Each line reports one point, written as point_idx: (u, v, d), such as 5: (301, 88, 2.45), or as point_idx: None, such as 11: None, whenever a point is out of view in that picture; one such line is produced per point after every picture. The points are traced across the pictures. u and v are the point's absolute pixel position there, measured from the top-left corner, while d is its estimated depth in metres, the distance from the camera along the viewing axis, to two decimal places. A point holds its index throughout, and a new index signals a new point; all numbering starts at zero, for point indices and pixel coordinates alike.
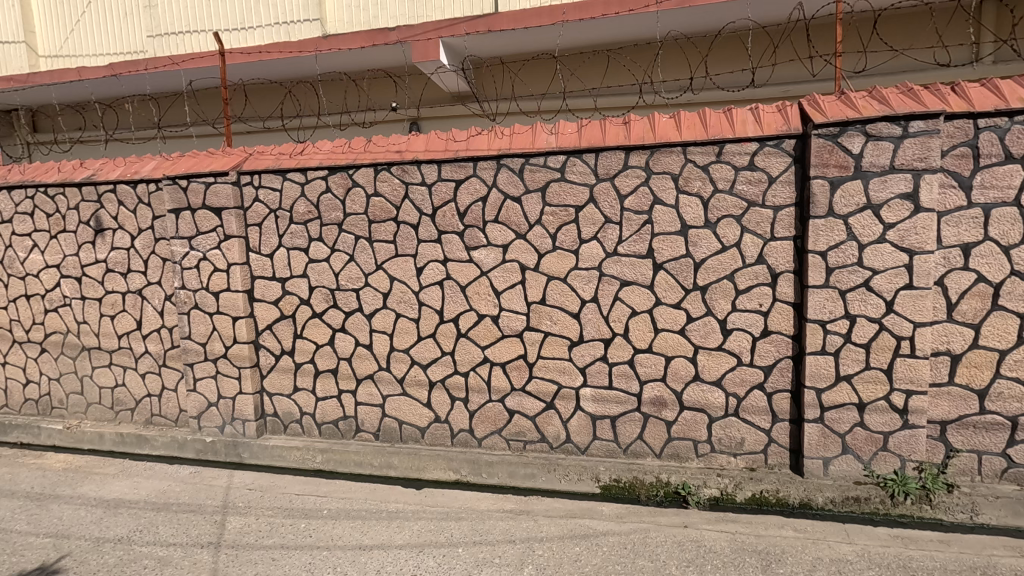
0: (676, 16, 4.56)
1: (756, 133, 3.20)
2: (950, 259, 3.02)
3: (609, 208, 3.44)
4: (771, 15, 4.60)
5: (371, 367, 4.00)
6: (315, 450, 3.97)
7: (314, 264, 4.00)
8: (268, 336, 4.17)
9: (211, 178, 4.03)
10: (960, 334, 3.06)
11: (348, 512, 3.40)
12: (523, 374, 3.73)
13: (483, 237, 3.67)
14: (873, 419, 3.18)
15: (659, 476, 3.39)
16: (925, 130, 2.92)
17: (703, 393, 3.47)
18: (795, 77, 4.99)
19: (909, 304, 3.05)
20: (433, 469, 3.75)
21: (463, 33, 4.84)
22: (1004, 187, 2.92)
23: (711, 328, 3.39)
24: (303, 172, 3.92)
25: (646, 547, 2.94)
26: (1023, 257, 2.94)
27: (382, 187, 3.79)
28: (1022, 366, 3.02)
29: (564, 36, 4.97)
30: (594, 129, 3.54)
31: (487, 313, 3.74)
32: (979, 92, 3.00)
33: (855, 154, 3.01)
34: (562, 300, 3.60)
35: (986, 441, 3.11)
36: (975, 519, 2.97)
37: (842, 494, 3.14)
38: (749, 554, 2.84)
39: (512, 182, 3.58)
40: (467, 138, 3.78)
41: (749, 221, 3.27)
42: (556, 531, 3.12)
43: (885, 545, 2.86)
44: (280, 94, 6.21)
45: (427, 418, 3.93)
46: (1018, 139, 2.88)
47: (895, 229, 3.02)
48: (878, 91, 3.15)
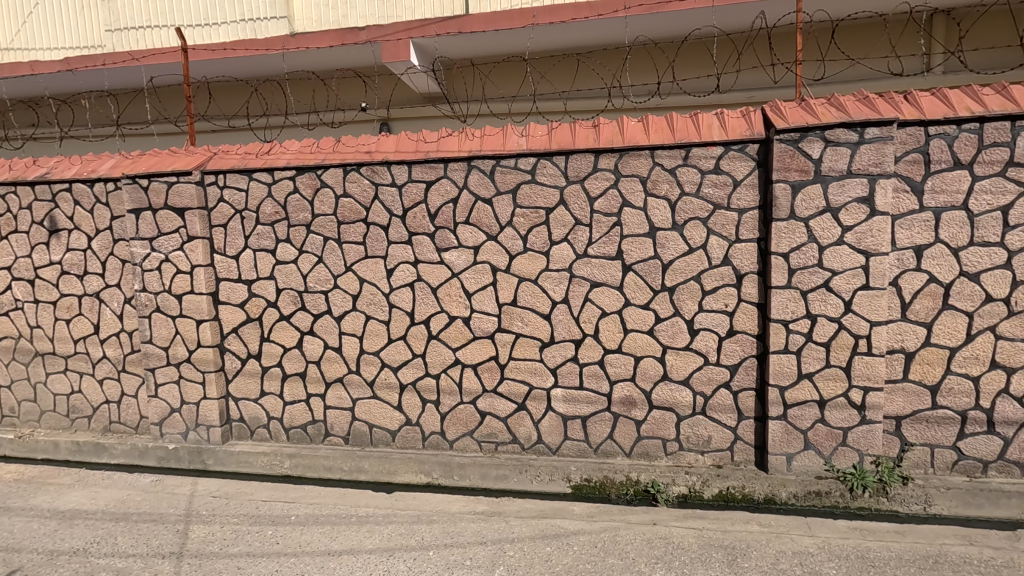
0: (644, 21, 4.64)
1: (722, 137, 3.28)
2: (903, 260, 3.15)
3: (579, 210, 3.48)
4: (735, 23, 4.73)
5: (340, 370, 3.95)
6: (283, 455, 3.91)
7: (281, 266, 3.93)
8: (233, 339, 4.08)
9: (173, 178, 3.93)
10: (914, 333, 3.19)
11: (317, 518, 3.35)
12: (494, 375, 3.74)
13: (454, 238, 3.67)
14: (833, 415, 3.30)
15: (629, 475, 3.45)
16: (880, 136, 3.04)
17: (671, 392, 3.53)
18: (759, 83, 5.11)
19: (866, 304, 3.17)
20: (404, 472, 3.73)
21: (433, 34, 4.84)
22: (953, 192, 3.06)
23: (679, 328, 3.46)
24: (270, 172, 3.85)
25: (615, 545, 2.97)
26: (971, 258, 3.08)
27: (351, 188, 3.75)
28: (971, 363, 3.16)
29: (533, 40, 5.02)
30: (565, 132, 3.58)
31: (459, 314, 3.73)
32: (929, 101, 3.13)
33: (815, 159, 3.12)
34: (533, 301, 3.62)
35: (938, 435, 3.24)
36: (928, 510, 3.10)
37: (804, 488, 3.24)
38: (716, 549, 2.90)
39: (483, 183, 3.58)
40: (438, 139, 3.77)
41: (715, 224, 3.34)
42: (527, 531, 3.14)
43: (845, 537, 2.96)
44: (245, 92, 6.08)
45: (398, 421, 3.91)
46: (966, 146, 3.01)
47: (853, 231, 3.14)
48: (836, 98, 3.26)
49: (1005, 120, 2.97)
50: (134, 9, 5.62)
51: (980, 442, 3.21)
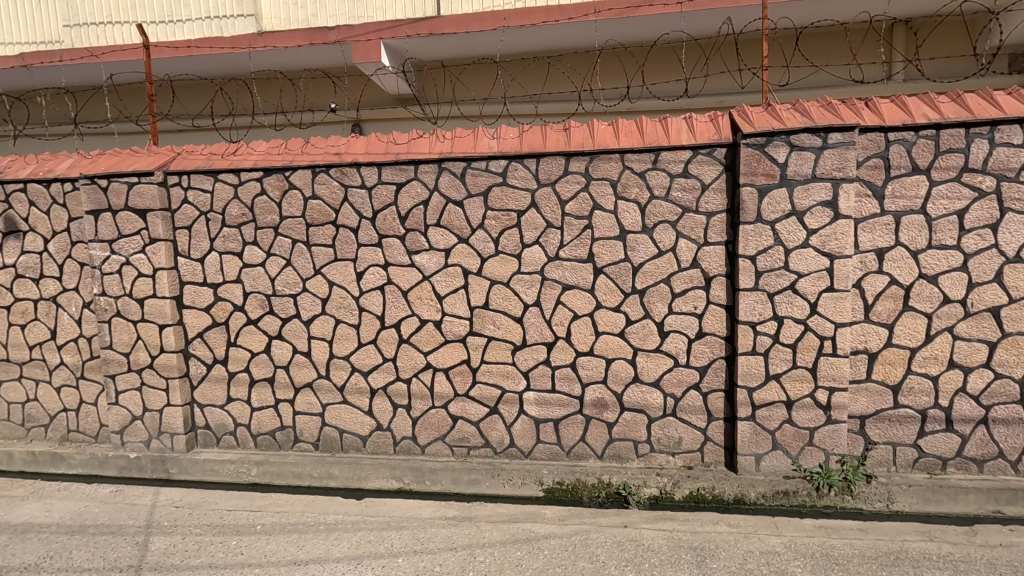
0: (615, 25, 4.68)
1: (690, 141, 3.32)
2: (866, 263, 3.22)
3: (551, 213, 3.48)
4: (702, 29, 4.81)
5: (310, 375, 3.88)
6: (250, 462, 3.81)
7: (248, 269, 3.84)
8: (198, 344, 3.97)
9: (135, 178, 3.81)
10: (876, 334, 3.27)
11: (284, 527, 3.28)
12: (466, 379, 3.72)
13: (425, 241, 3.64)
14: (799, 415, 3.35)
15: (600, 477, 3.45)
16: (843, 141, 3.11)
17: (642, 394, 3.55)
18: (726, 88, 5.20)
19: (831, 306, 3.24)
20: (375, 478, 3.67)
21: (404, 35, 4.80)
22: (912, 197, 3.14)
23: (649, 330, 3.49)
24: (236, 174, 3.77)
25: (586, 549, 2.97)
26: (930, 261, 3.17)
27: (319, 190, 3.69)
28: (931, 363, 3.25)
29: (505, 43, 5.03)
30: (535, 135, 3.58)
31: (430, 317, 3.70)
32: (889, 107, 3.22)
33: (780, 163, 3.17)
34: (505, 304, 3.61)
35: (900, 433, 3.33)
36: (891, 507, 3.18)
37: (772, 488, 3.29)
38: (685, 550, 2.92)
39: (453, 186, 3.56)
40: (408, 141, 3.74)
41: (684, 227, 3.38)
42: (499, 536, 3.12)
43: (811, 536, 3.01)
44: (211, 91, 5.94)
45: (368, 426, 3.85)
46: (923, 152, 3.11)
47: (818, 234, 3.20)
48: (800, 104, 3.33)
49: (960, 127, 3.07)
50: (94, 4, 5.46)
51: (939, 440, 3.30)
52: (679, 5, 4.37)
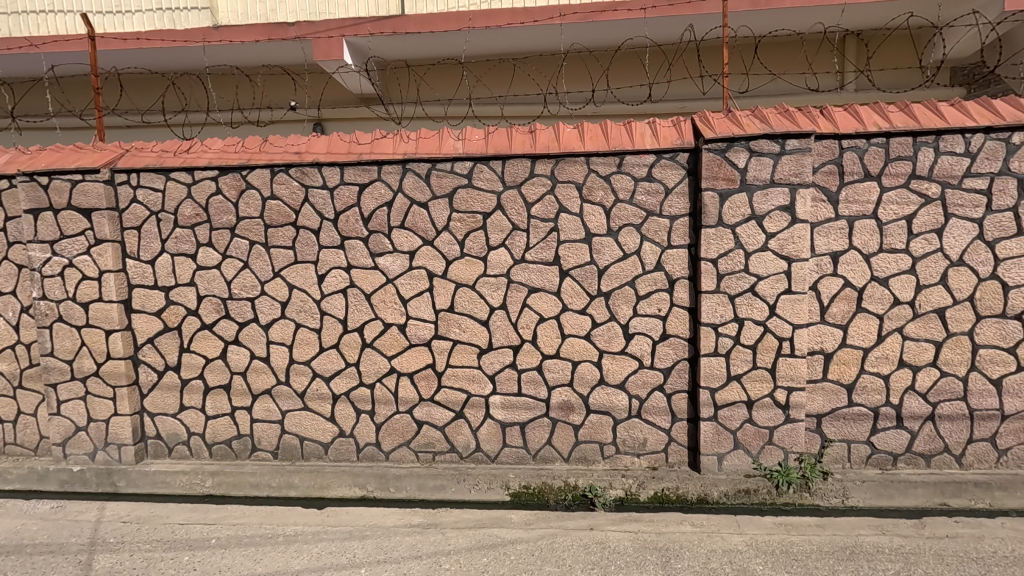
0: (579, 29, 4.72)
1: (654, 146, 3.36)
2: (822, 266, 3.33)
3: (517, 215, 3.47)
4: (664, 35, 4.88)
5: (269, 382, 3.75)
6: (204, 473, 3.66)
7: (202, 272, 3.69)
8: (148, 350, 3.80)
9: (79, 176, 3.61)
10: (832, 335, 3.38)
11: (240, 540, 3.16)
12: (431, 384, 3.66)
13: (389, 243, 3.57)
14: (759, 415, 3.43)
15: (566, 480, 3.44)
16: (799, 148, 3.21)
17: (607, 396, 3.57)
18: (687, 94, 5.31)
19: (789, 308, 3.33)
20: (338, 486, 3.57)
21: (367, 33, 4.72)
22: (864, 202, 3.26)
23: (615, 332, 3.51)
24: (189, 172, 3.62)
25: (553, 553, 2.96)
26: (881, 264, 3.29)
27: (278, 191, 3.58)
28: (883, 363, 3.37)
29: (469, 45, 5.00)
30: (501, 137, 3.56)
31: (394, 321, 3.63)
32: (843, 116, 3.34)
33: (740, 168, 3.25)
34: (470, 307, 3.57)
35: (854, 431, 3.44)
36: (846, 502, 3.28)
37: (734, 487, 3.35)
38: (650, 551, 2.95)
39: (418, 187, 3.51)
40: (372, 141, 3.67)
41: (648, 230, 3.42)
42: (465, 542, 3.08)
43: (771, 533, 3.08)
44: (162, 86, 5.72)
45: (330, 433, 3.75)
46: (875, 159, 3.23)
47: (776, 238, 3.28)
48: (759, 110, 3.42)
49: (907, 136, 3.20)
50: None
51: (890, 437, 3.42)
52: (643, 11, 4.45)
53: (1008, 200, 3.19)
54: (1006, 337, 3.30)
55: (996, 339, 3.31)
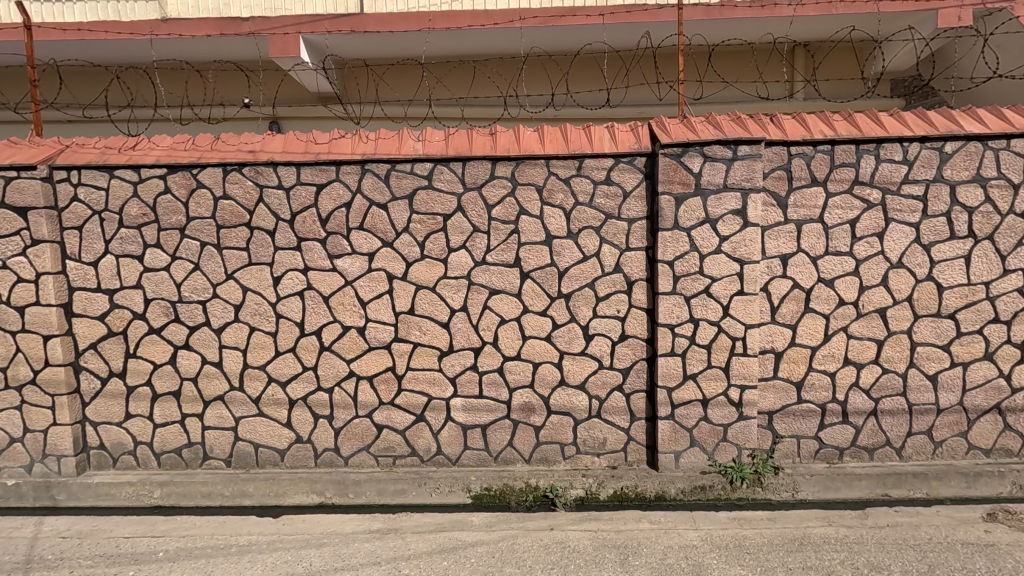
0: (538, 34, 4.76)
1: (612, 149, 3.42)
2: (772, 268, 3.45)
3: (477, 216, 3.47)
4: (623, 41, 4.97)
5: (221, 388, 3.63)
6: (152, 483, 3.51)
7: (150, 274, 3.55)
8: (91, 356, 3.62)
9: (14, 172, 3.41)
10: (782, 334, 3.51)
11: (189, 552, 3.04)
12: (391, 387, 3.62)
13: (347, 245, 3.51)
14: (715, 413, 3.52)
15: (527, 481, 3.46)
16: (750, 154, 3.32)
17: (568, 397, 3.60)
18: (644, 100, 5.42)
19: (741, 309, 3.44)
20: (294, 494, 3.48)
21: (324, 31, 4.64)
22: (812, 207, 3.40)
23: (575, 333, 3.55)
24: (135, 170, 3.48)
25: (513, 554, 2.97)
26: (827, 266, 3.44)
27: (231, 190, 3.48)
28: (830, 361, 3.52)
29: (428, 46, 4.98)
30: (462, 139, 3.56)
31: (353, 324, 3.57)
32: (791, 123, 3.47)
33: (695, 173, 3.33)
34: (430, 309, 3.55)
35: (803, 426, 3.58)
36: (796, 496, 3.40)
37: (691, 483, 3.43)
38: (609, 549, 2.99)
39: (377, 188, 3.46)
40: (330, 140, 3.60)
41: (607, 233, 3.47)
42: (425, 546, 3.05)
43: (725, 527, 3.17)
44: (105, 79, 5.49)
45: (287, 439, 3.66)
46: (821, 165, 3.37)
47: (729, 241, 3.39)
48: (713, 117, 3.52)
49: (851, 144, 3.35)
50: None
51: (837, 432, 3.57)
52: (601, 17, 4.52)
53: (942, 205, 3.37)
54: (941, 335, 3.48)
55: (932, 338, 3.48)
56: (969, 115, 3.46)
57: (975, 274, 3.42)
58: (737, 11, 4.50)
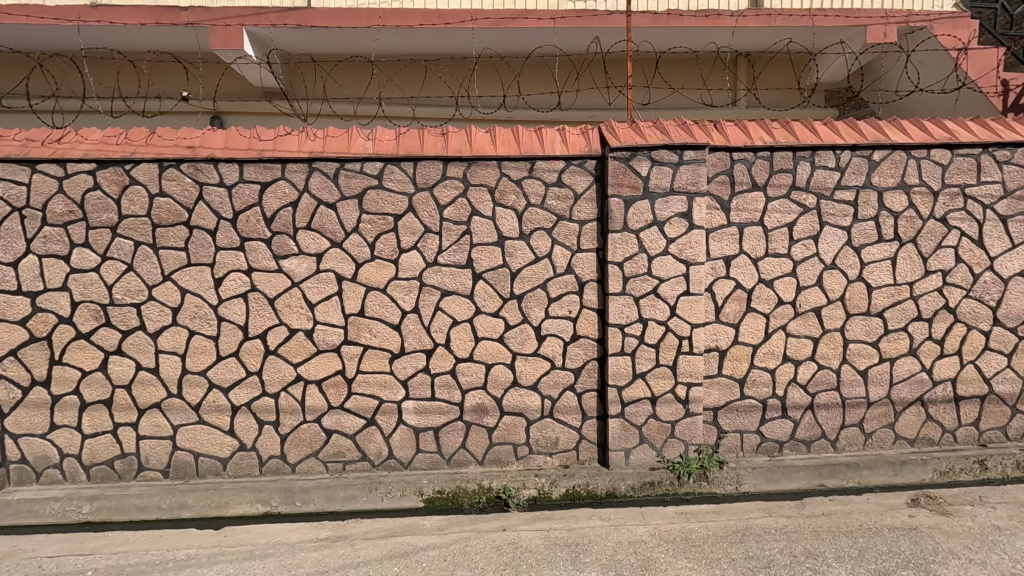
0: (489, 35, 4.77)
1: (563, 152, 3.46)
2: (716, 269, 3.58)
3: (428, 217, 3.44)
4: (573, 45, 5.04)
5: (158, 395, 3.45)
6: (81, 498, 3.31)
7: (77, 275, 3.33)
8: (10, 364, 3.37)
9: None
10: (725, 333, 3.64)
11: (121, 570, 2.88)
12: (341, 391, 3.53)
13: (294, 245, 3.40)
14: (662, 410, 3.61)
15: (480, 483, 3.45)
16: (695, 159, 3.42)
17: (520, 398, 3.62)
18: (594, 104, 5.50)
19: (688, 309, 3.54)
20: (237, 503, 3.35)
21: (269, 24, 4.49)
22: (752, 210, 3.54)
23: (527, 334, 3.56)
24: (61, 165, 3.27)
25: (465, 556, 2.95)
26: (767, 267, 3.59)
27: (168, 187, 3.32)
28: (770, 358, 3.67)
29: (378, 43, 4.90)
30: (413, 139, 3.51)
31: (300, 327, 3.46)
32: (734, 130, 3.60)
33: (643, 176, 3.42)
34: (381, 311, 3.49)
35: (745, 421, 3.72)
36: (739, 488, 3.54)
37: (640, 480, 3.51)
38: (560, 548, 3.01)
39: (325, 187, 3.38)
40: (274, 137, 3.48)
41: (559, 234, 3.50)
42: (375, 553, 2.99)
43: (672, 522, 3.25)
44: (27, 67, 5.14)
45: (229, 448, 3.51)
46: (761, 171, 3.52)
47: (676, 243, 3.48)
48: (661, 122, 3.62)
49: (788, 151, 3.51)
50: None
51: (777, 426, 3.73)
52: (552, 20, 4.57)
53: (870, 210, 3.58)
54: (871, 332, 3.69)
55: (863, 335, 3.68)
56: (894, 126, 3.68)
57: (900, 275, 3.64)
58: (682, 20, 4.62)
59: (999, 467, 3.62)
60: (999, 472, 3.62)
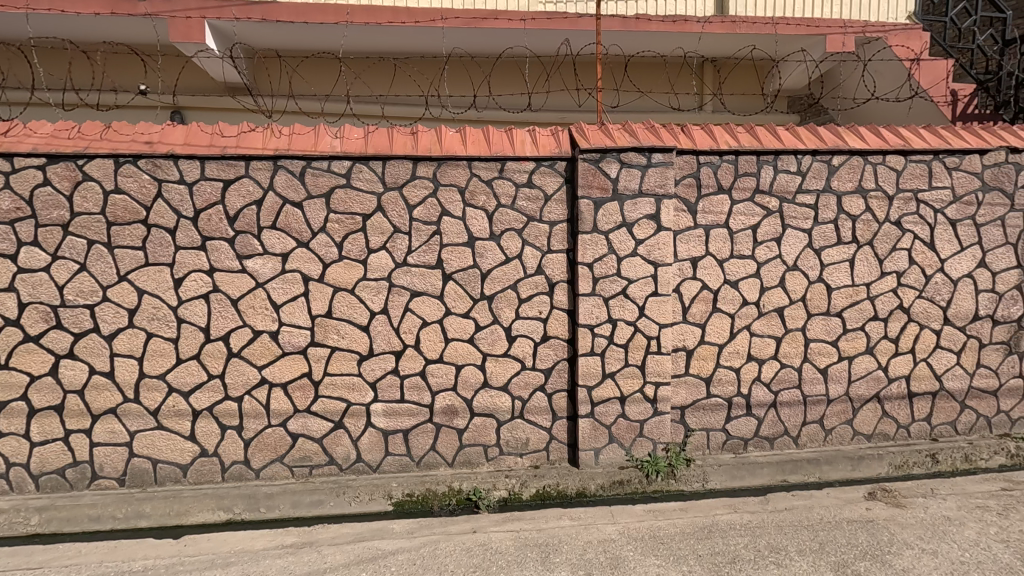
0: (459, 35, 4.74)
1: (534, 153, 3.46)
2: (683, 270, 3.64)
3: (397, 217, 3.40)
4: (543, 47, 5.05)
5: (113, 400, 3.31)
6: (29, 509, 3.15)
7: (25, 276, 3.18)
8: None
9: None
10: (692, 333, 3.70)
11: None
12: (307, 394, 3.45)
13: (258, 245, 3.31)
14: (631, 410, 3.65)
15: (450, 485, 3.42)
16: (663, 161, 3.48)
17: (490, 399, 3.60)
18: (564, 106, 5.54)
19: (656, 309, 3.59)
20: (198, 511, 3.24)
21: (232, 17, 4.37)
22: (718, 213, 3.62)
23: (498, 335, 3.55)
24: (8, 159, 3.11)
25: (434, 559, 2.92)
26: (732, 269, 3.67)
27: (124, 184, 3.19)
28: (735, 357, 3.76)
29: (346, 39, 4.82)
30: (382, 137, 3.47)
31: (265, 328, 3.37)
32: (701, 134, 3.67)
33: (612, 178, 3.45)
34: (349, 312, 3.43)
35: (711, 420, 3.79)
36: (705, 485, 3.60)
37: (610, 479, 3.54)
38: (531, 549, 3.01)
39: (291, 186, 3.30)
40: (238, 134, 3.38)
41: (529, 235, 3.51)
42: (342, 558, 2.93)
43: (640, 520, 3.28)
44: None
45: (190, 454, 3.40)
46: (727, 174, 3.60)
47: (644, 244, 3.53)
48: (630, 125, 3.66)
49: (752, 155, 3.60)
50: None
51: (742, 423, 3.82)
52: (523, 22, 4.57)
53: (830, 214, 3.70)
54: (830, 332, 3.80)
55: (823, 334, 3.80)
56: (852, 132, 3.82)
57: (858, 276, 3.77)
58: (651, 25, 4.69)
59: (949, 460, 3.78)
60: (949, 465, 3.78)
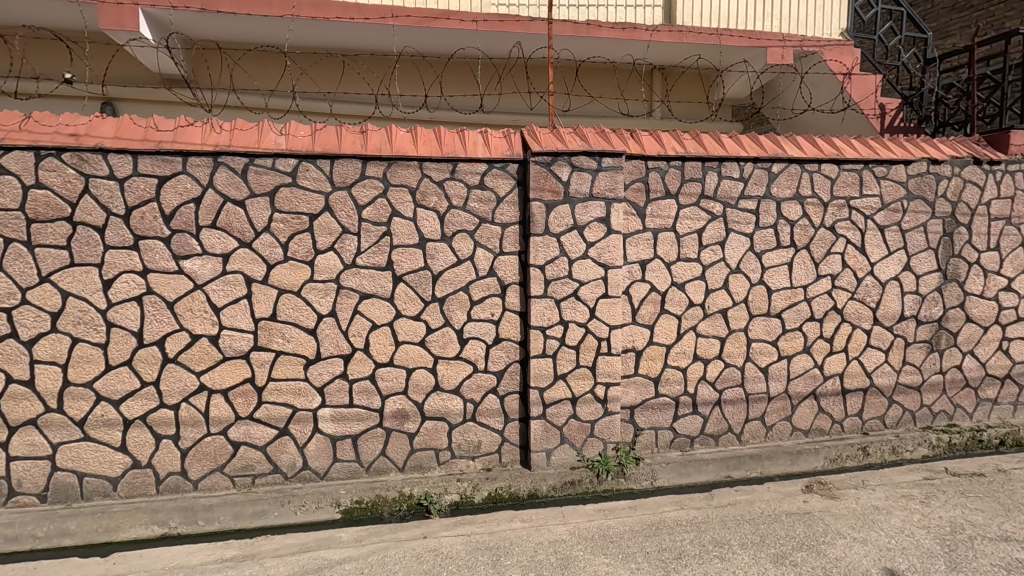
0: (410, 34, 4.69)
1: (486, 154, 3.45)
2: (633, 273, 3.71)
3: (346, 217, 3.31)
4: (495, 49, 5.05)
5: (34, 410, 3.09)
6: None
7: None
8: None
9: None
10: (641, 334, 3.77)
11: None
12: (250, 401, 3.32)
13: (197, 245, 3.16)
14: (582, 410, 3.69)
15: (400, 490, 3.36)
16: (613, 165, 3.54)
17: (442, 402, 3.56)
18: (516, 108, 5.57)
19: (607, 311, 3.64)
20: (130, 526, 3.06)
21: (169, 6, 4.17)
22: (666, 217, 3.71)
23: (449, 338, 3.52)
24: None
25: (383, 567, 2.85)
26: (679, 271, 3.77)
27: (46, 178, 2.98)
28: (682, 357, 3.85)
29: (292, 33, 4.68)
30: (330, 135, 3.37)
31: (204, 332, 3.22)
32: (649, 139, 3.76)
33: (564, 181, 3.48)
34: (295, 315, 3.31)
35: (660, 418, 3.88)
36: (654, 483, 3.67)
37: (562, 480, 3.56)
38: (482, 552, 2.98)
39: (233, 183, 3.16)
40: (175, 128, 3.22)
41: (480, 237, 3.49)
42: (286, 570, 2.82)
43: (590, 519, 3.31)
44: None
45: (121, 466, 3.20)
46: (674, 179, 3.69)
47: (595, 247, 3.57)
48: (581, 129, 3.71)
49: (698, 161, 3.71)
50: None
51: (688, 422, 3.92)
52: (474, 23, 4.56)
53: (770, 219, 3.85)
54: (771, 332, 3.96)
55: (764, 334, 3.95)
56: (791, 141, 3.99)
57: (796, 278, 3.94)
58: (601, 31, 4.75)
59: (879, 452, 4.00)
60: (879, 457, 4.00)
